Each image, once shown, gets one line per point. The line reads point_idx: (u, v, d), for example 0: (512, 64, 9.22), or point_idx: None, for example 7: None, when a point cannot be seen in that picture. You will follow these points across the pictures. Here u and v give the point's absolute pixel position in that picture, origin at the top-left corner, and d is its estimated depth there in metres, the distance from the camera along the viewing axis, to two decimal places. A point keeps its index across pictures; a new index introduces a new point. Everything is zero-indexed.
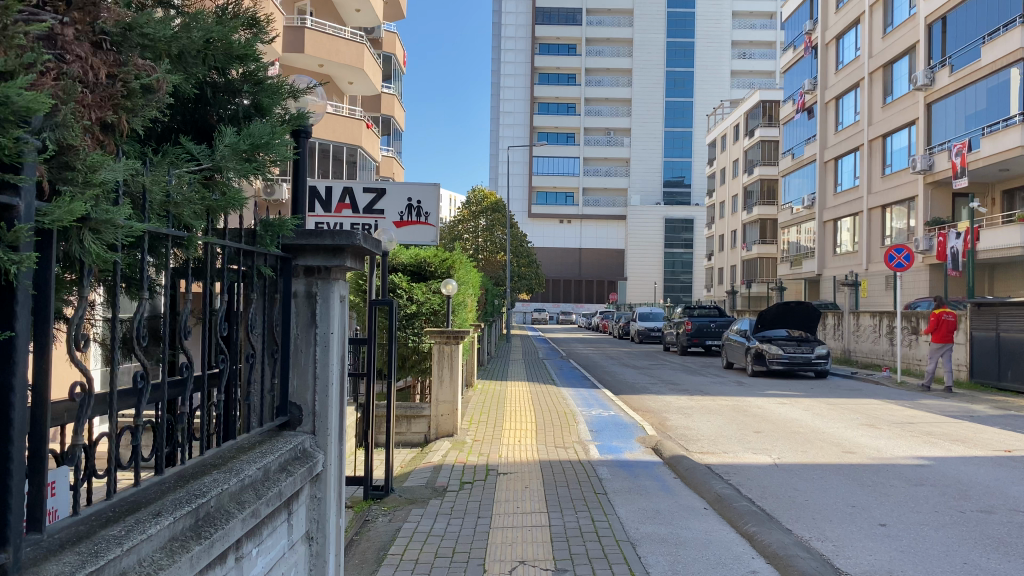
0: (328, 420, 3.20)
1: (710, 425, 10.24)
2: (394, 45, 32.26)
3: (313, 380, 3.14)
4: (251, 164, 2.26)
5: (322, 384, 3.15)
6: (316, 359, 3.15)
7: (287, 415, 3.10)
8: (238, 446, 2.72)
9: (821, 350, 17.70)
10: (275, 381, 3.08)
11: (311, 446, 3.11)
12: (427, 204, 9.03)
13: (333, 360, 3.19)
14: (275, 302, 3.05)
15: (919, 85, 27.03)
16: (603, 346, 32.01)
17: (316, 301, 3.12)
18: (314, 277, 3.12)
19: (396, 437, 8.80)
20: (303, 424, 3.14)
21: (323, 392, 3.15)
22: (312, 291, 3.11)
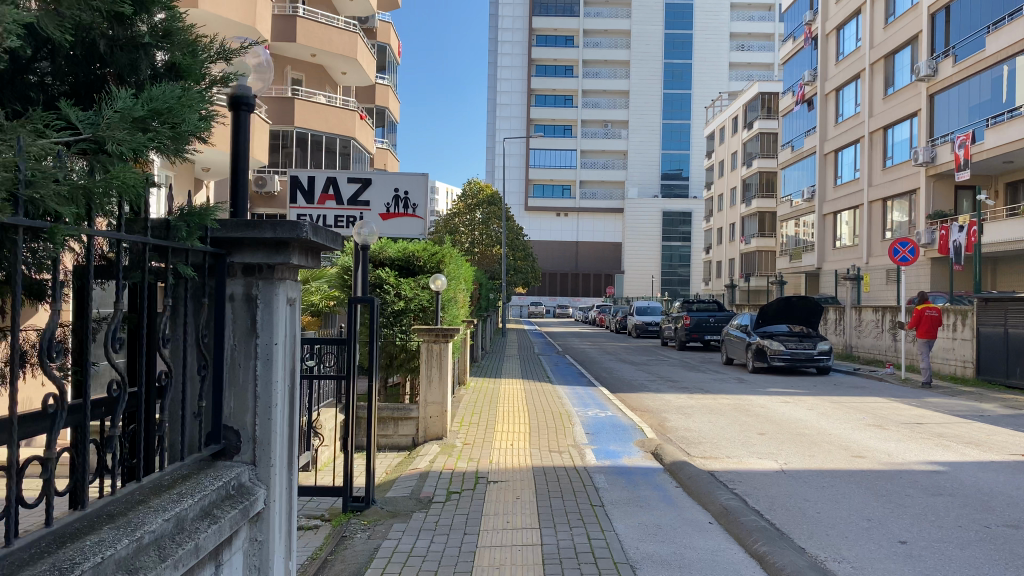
0: (272, 449, 2.87)
1: (712, 426, 9.83)
2: (388, 34, 31.70)
3: (254, 402, 2.83)
4: (145, 135, 1.85)
5: (263, 404, 2.82)
6: (258, 376, 2.83)
7: (220, 442, 2.79)
8: (154, 488, 2.36)
9: (824, 346, 17.32)
10: (204, 404, 2.77)
11: (251, 479, 2.80)
12: (415, 195, 8.53)
13: (279, 377, 2.86)
14: (203, 306, 2.75)
15: (922, 75, 26.54)
16: (601, 341, 31.63)
17: (257, 305, 2.81)
18: (254, 277, 2.79)
19: (383, 440, 8.43)
20: (242, 451, 2.83)
21: (264, 415, 2.83)
22: (252, 292, 2.80)
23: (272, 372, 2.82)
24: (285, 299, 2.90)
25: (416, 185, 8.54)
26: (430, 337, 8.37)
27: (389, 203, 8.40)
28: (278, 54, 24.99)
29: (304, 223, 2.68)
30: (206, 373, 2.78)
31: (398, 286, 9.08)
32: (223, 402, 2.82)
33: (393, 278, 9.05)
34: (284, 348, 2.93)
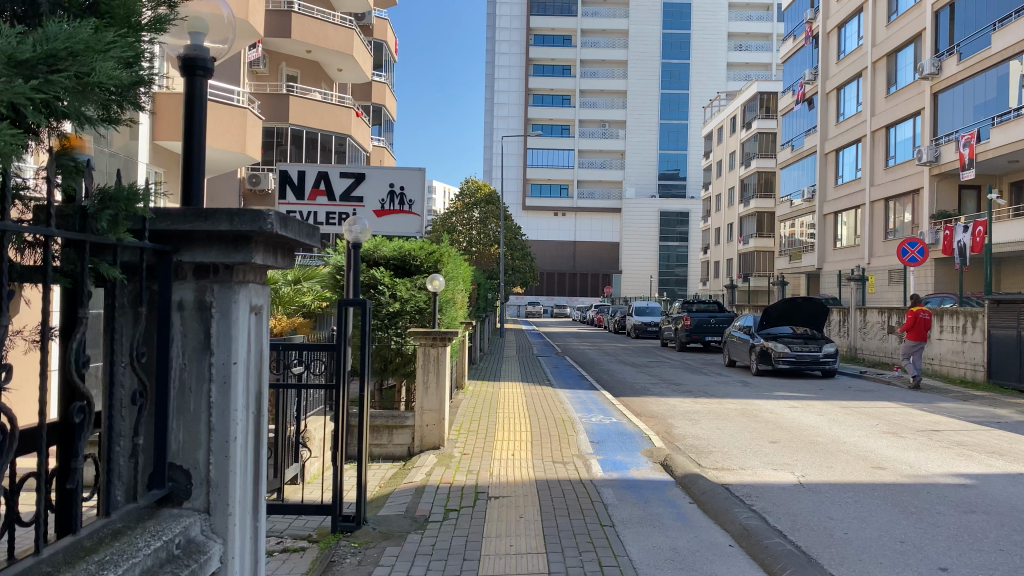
0: (231, 491, 2.53)
1: (721, 433, 9.42)
2: (385, 31, 31.25)
3: (207, 432, 2.49)
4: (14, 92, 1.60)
5: (219, 434, 2.49)
6: (212, 405, 2.50)
7: (165, 485, 2.47)
8: (78, 551, 2.03)
9: (829, 348, 16.84)
10: (142, 440, 2.42)
11: (204, 530, 2.47)
12: (412, 191, 8.00)
13: (237, 404, 2.52)
14: (138, 317, 2.41)
15: (926, 73, 26.11)
16: (599, 341, 31.24)
17: (210, 313, 2.47)
18: (206, 278, 2.46)
19: (375, 449, 8.00)
20: (193, 497, 2.51)
21: (220, 453, 2.50)
22: (204, 299, 2.46)
23: (230, 398, 2.49)
24: (247, 307, 2.56)
25: (413, 181, 8.00)
26: (428, 341, 7.89)
27: (384, 201, 7.95)
28: (273, 50, 24.54)
29: (269, 211, 2.33)
30: (148, 400, 2.45)
31: (393, 286, 8.59)
32: (169, 434, 2.49)
33: (388, 278, 8.58)
34: (247, 367, 2.59)
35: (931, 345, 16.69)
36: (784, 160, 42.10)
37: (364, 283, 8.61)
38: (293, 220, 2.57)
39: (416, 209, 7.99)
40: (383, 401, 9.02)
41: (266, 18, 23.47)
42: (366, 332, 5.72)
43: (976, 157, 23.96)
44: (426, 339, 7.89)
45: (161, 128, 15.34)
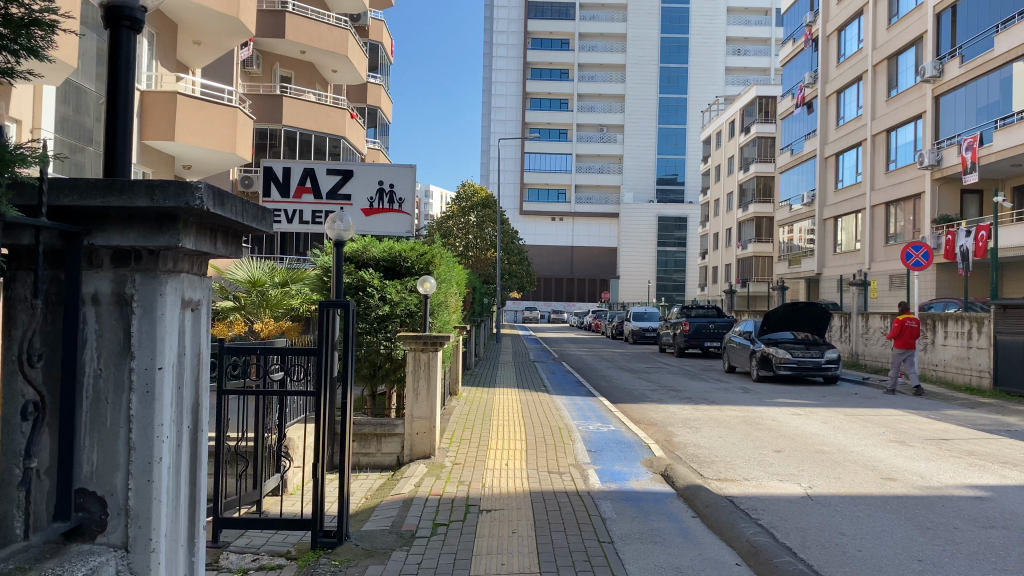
0: (154, 517, 2.47)
1: (724, 442, 9.11)
2: (381, 33, 30.98)
3: (126, 452, 2.43)
4: None
5: (141, 455, 2.43)
6: (132, 418, 2.43)
7: (78, 514, 2.41)
8: None
9: (832, 354, 16.49)
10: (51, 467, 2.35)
11: (122, 560, 2.42)
12: (402, 189, 7.73)
13: (162, 410, 2.45)
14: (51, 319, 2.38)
15: (927, 76, 25.85)
16: (597, 347, 30.94)
17: (131, 308, 2.42)
18: (127, 270, 2.43)
19: (364, 459, 7.70)
20: (109, 529, 2.44)
21: (141, 477, 2.43)
22: (125, 292, 2.42)
23: (152, 410, 2.43)
24: (178, 299, 2.54)
25: (403, 179, 7.74)
26: (417, 345, 7.57)
27: (372, 199, 7.66)
28: (267, 51, 24.25)
29: (196, 184, 2.31)
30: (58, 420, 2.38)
31: (382, 288, 8.29)
32: (81, 454, 2.42)
33: (377, 280, 8.27)
34: (173, 374, 2.53)
35: (935, 351, 16.39)
36: (783, 164, 41.86)
37: (352, 285, 8.30)
38: (224, 197, 2.49)
39: (405, 208, 7.73)
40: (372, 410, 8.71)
41: (259, 18, 23.19)
42: (350, 333, 5.41)
43: (979, 160, 23.72)
44: (416, 343, 7.55)
45: (150, 127, 15.03)
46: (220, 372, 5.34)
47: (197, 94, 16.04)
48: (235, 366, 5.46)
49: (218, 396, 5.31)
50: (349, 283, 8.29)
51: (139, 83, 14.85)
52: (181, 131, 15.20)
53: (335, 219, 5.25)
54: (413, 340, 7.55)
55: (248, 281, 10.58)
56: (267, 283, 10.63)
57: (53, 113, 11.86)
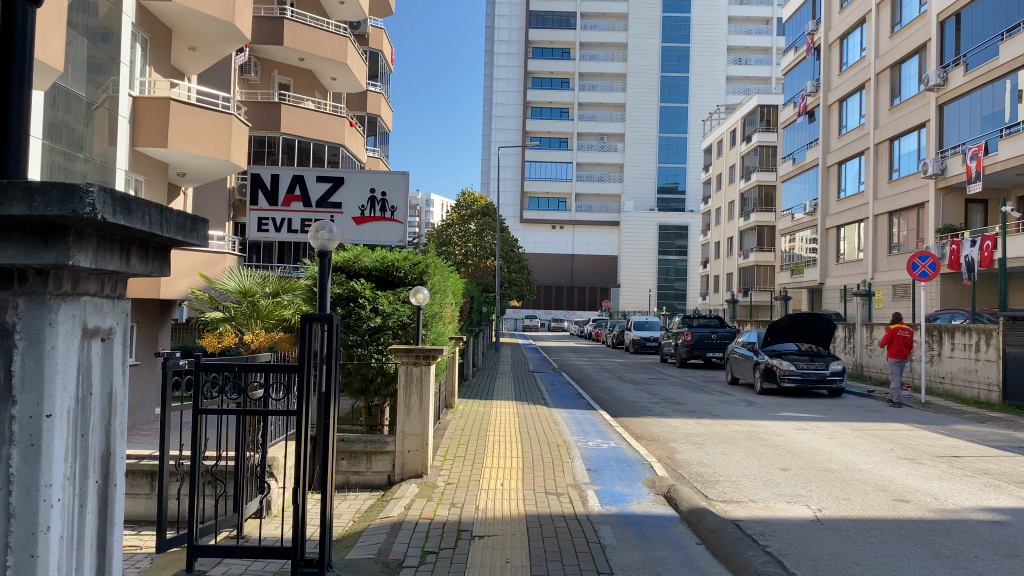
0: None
1: (729, 460, 8.79)
2: (380, 41, 30.74)
3: (5, 520, 2.18)
4: None
5: (23, 526, 2.18)
6: (19, 474, 2.19)
7: None
8: None
9: (837, 366, 16.22)
10: None
11: None
12: (394, 197, 7.48)
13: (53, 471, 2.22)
14: None
15: (931, 85, 25.59)
16: (597, 357, 30.61)
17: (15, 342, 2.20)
18: (19, 288, 2.20)
19: (354, 477, 7.39)
20: None
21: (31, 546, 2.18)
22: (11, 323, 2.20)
23: (37, 470, 2.19)
24: (76, 328, 2.31)
25: (395, 187, 7.52)
26: (409, 359, 7.25)
27: (363, 208, 7.36)
28: (265, 58, 23.96)
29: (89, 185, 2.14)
30: None
31: (374, 298, 7.97)
32: None
33: (368, 290, 7.96)
34: (69, 421, 2.30)
35: (941, 364, 16.06)
36: (786, 173, 41.55)
37: (342, 295, 7.97)
38: (128, 206, 2.31)
39: (398, 217, 7.43)
40: (362, 425, 8.41)
41: (257, 24, 22.94)
42: (334, 349, 5.07)
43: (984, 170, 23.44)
44: (408, 357, 7.24)
45: (142, 134, 14.74)
46: (196, 389, 5.01)
47: (191, 100, 15.77)
48: (213, 383, 5.14)
49: (195, 415, 4.94)
50: (340, 294, 7.96)
51: (131, 88, 14.52)
52: (174, 138, 14.87)
53: (315, 230, 4.93)
54: (404, 353, 7.22)
55: (239, 292, 10.24)
56: (258, 294, 10.28)
57: (42, 117, 11.53)
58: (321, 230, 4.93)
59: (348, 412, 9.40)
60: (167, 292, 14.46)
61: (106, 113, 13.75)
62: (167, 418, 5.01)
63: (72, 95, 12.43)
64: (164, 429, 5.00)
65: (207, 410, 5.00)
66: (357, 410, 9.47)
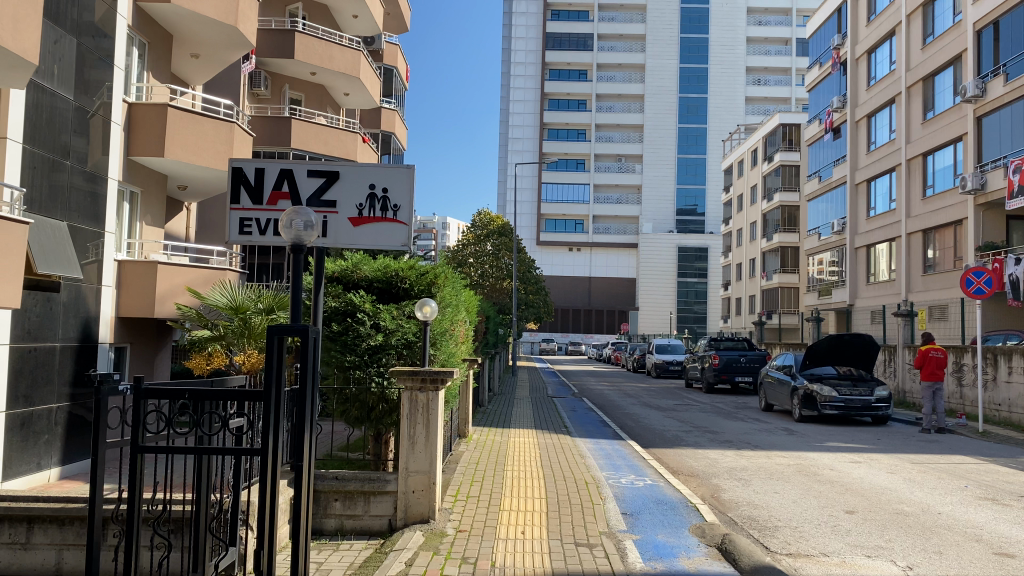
0: None
1: (785, 501, 7.66)
2: (396, 57, 29.86)
3: None
4: None
5: None
6: None
7: None
8: None
9: (882, 393, 14.95)
10: None
11: None
12: (397, 194, 6.37)
13: None
14: None
15: (969, 96, 24.36)
16: (617, 380, 29.38)
17: None
18: None
19: (349, 522, 6.31)
20: None
21: None
22: None
23: None
24: None
25: (400, 183, 6.41)
26: (414, 384, 6.19)
27: (362, 207, 6.30)
28: (276, 72, 23.14)
29: None
30: None
31: (376, 313, 6.89)
32: None
33: (369, 304, 6.87)
34: None
35: (997, 390, 14.78)
36: (811, 192, 40.24)
37: (338, 309, 6.90)
38: None
39: (404, 217, 6.37)
40: (361, 459, 7.37)
41: (267, 37, 22.10)
42: (314, 369, 3.94)
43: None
44: (414, 381, 6.18)
45: (137, 144, 13.71)
46: (136, 421, 3.93)
47: (191, 107, 14.93)
48: (160, 414, 4.04)
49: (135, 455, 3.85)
50: (335, 307, 6.90)
51: (126, 94, 13.54)
52: (172, 148, 13.89)
53: (288, 221, 3.85)
54: (409, 376, 6.17)
55: (230, 307, 9.19)
56: (251, 310, 9.21)
57: (24, 119, 10.52)
58: (296, 219, 3.86)
59: (348, 443, 8.34)
60: (160, 311, 13.49)
61: (100, 121, 12.60)
62: (100, 456, 3.93)
63: (64, 100, 11.47)
64: (94, 471, 3.90)
65: (150, 448, 3.91)
66: (358, 442, 8.43)
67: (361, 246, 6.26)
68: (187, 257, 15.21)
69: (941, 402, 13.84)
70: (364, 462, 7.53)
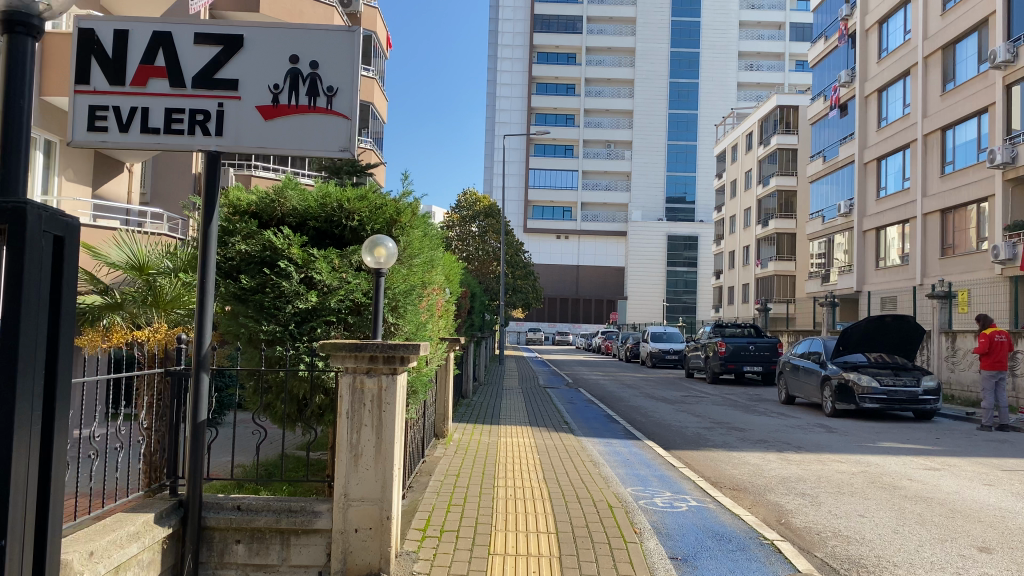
0: None
1: (881, 529, 5.55)
2: (374, 22, 26.37)
3: None
4: None
5: None
6: None
7: None
8: None
9: (930, 383, 12.87)
10: None
11: None
12: (333, 73, 4.12)
13: None
14: None
15: (999, 62, 22.10)
16: (612, 370, 27.13)
17: None
18: None
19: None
20: None
21: None
22: None
23: None
24: None
25: (337, 56, 4.14)
26: (358, 365, 4.03)
27: (277, 90, 4.10)
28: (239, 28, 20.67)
29: None
30: None
31: (307, 261, 4.64)
32: None
33: (297, 248, 4.60)
34: None
35: None
36: (814, 173, 38.12)
37: (253, 256, 4.69)
38: None
39: (343, 106, 4.11)
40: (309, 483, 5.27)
41: None
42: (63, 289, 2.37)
43: None
44: (358, 361, 4.02)
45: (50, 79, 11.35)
46: None
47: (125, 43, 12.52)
48: None
49: None
50: (250, 253, 4.67)
51: None
52: None
53: None
54: (347, 351, 4.00)
55: (133, 267, 6.97)
56: (157, 270, 6.97)
57: None
58: None
59: (302, 459, 6.24)
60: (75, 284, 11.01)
61: None
62: None
63: None
64: None
65: None
66: (314, 454, 6.35)
67: (279, 150, 4.07)
68: (121, 220, 12.85)
69: (1003, 394, 11.84)
70: (312, 484, 5.38)
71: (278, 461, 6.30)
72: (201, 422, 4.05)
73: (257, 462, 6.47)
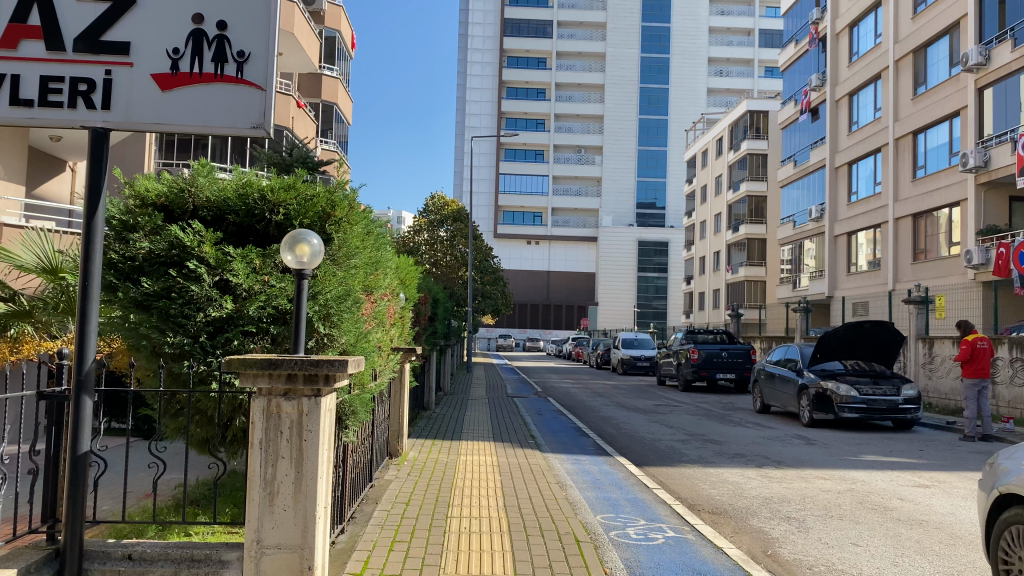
0: None
1: (876, 560, 4.96)
2: (340, 20, 24.35)
3: None
4: None
5: None
6: None
7: None
8: None
9: (910, 392, 12.41)
10: None
11: None
12: (244, 35, 3.43)
13: None
14: None
15: (971, 64, 21.92)
16: (582, 377, 26.58)
17: None
18: None
19: None
20: None
21: None
22: None
23: None
24: None
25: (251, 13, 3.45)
26: (273, 386, 3.36)
27: (177, 55, 3.42)
28: None
29: None
30: None
31: (223, 261, 3.98)
32: None
33: (210, 245, 3.95)
34: None
35: None
36: (784, 177, 37.95)
37: (159, 256, 4.00)
38: None
39: (256, 75, 3.42)
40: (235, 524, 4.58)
41: None
42: None
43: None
44: (273, 382, 3.35)
45: None
46: None
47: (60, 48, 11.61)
48: None
49: None
50: (156, 251, 3.98)
51: None
52: None
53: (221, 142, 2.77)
54: (260, 370, 3.31)
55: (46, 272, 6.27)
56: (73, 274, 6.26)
57: None
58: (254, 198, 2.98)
59: (236, 486, 5.55)
60: None
61: None
62: None
63: None
64: None
65: None
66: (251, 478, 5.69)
67: (179, 128, 3.41)
68: (55, 221, 12.06)
69: (986, 403, 11.42)
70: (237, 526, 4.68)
71: (205, 489, 5.61)
72: (82, 454, 3.34)
73: (185, 489, 5.79)
